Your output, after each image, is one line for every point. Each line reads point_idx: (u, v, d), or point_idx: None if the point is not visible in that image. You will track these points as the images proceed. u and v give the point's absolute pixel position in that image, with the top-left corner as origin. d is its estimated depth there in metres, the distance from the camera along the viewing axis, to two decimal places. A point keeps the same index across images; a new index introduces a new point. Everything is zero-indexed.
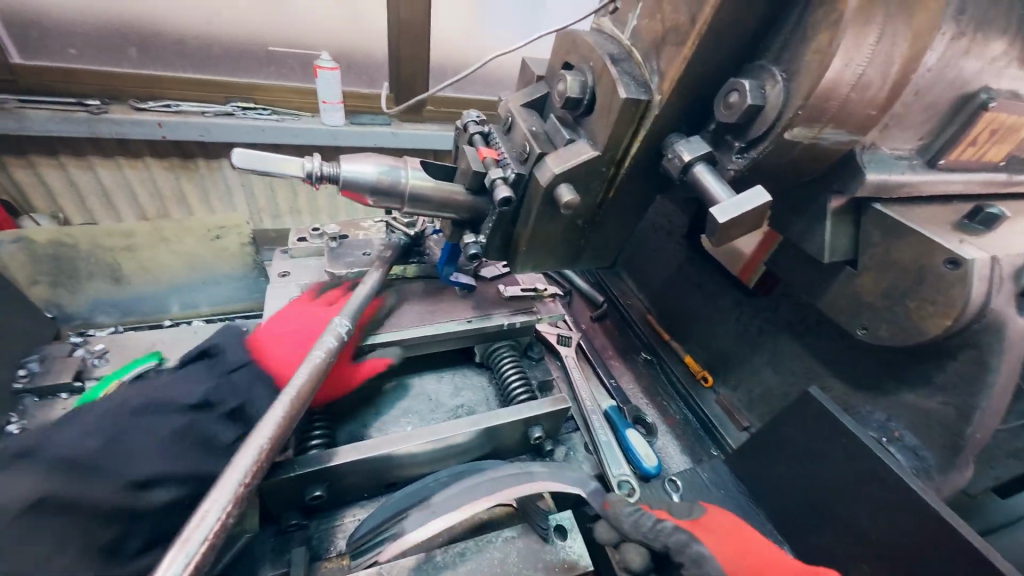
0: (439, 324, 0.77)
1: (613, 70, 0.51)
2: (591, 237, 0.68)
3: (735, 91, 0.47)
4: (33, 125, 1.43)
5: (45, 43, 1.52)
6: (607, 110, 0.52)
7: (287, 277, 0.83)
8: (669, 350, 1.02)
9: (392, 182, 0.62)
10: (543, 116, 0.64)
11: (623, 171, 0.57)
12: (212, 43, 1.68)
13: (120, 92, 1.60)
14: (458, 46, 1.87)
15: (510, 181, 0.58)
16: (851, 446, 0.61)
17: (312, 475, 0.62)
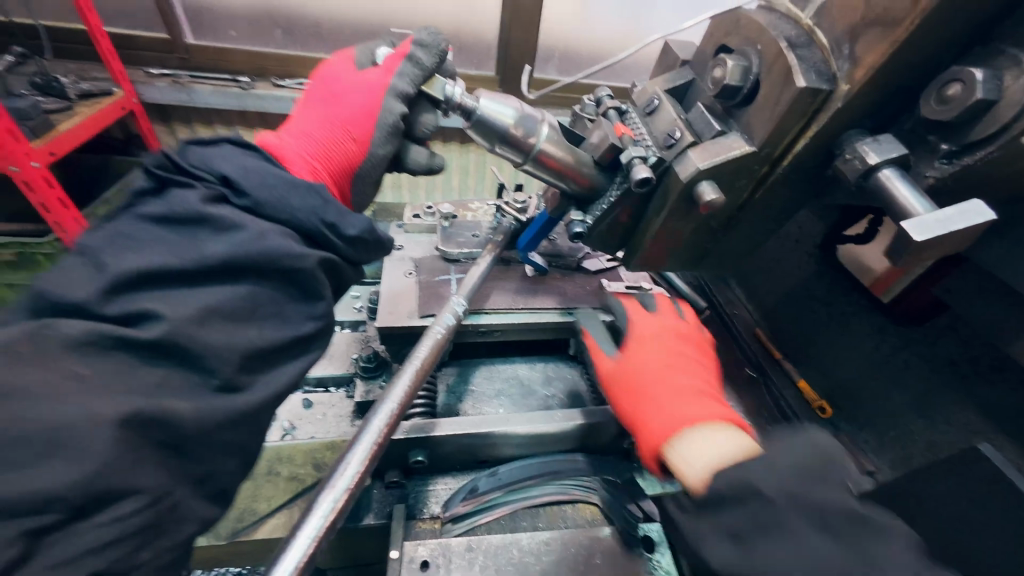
0: (541, 313, 0.77)
1: (790, 55, 0.45)
2: (722, 240, 0.62)
3: (958, 82, 0.40)
4: (198, 98, 1.68)
5: (213, 25, 1.76)
6: (774, 101, 0.47)
7: (402, 251, 0.88)
8: (780, 371, 0.91)
9: (526, 132, 0.54)
10: (685, 106, 0.59)
11: (779, 171, 0.51)
12: (343, 25, 1.81)
13: (265, 69, 1.80)
14: (570, 28, 1.82)
15: (649, 164, 0.54)
16: None
17: (416, 441, 0.66)
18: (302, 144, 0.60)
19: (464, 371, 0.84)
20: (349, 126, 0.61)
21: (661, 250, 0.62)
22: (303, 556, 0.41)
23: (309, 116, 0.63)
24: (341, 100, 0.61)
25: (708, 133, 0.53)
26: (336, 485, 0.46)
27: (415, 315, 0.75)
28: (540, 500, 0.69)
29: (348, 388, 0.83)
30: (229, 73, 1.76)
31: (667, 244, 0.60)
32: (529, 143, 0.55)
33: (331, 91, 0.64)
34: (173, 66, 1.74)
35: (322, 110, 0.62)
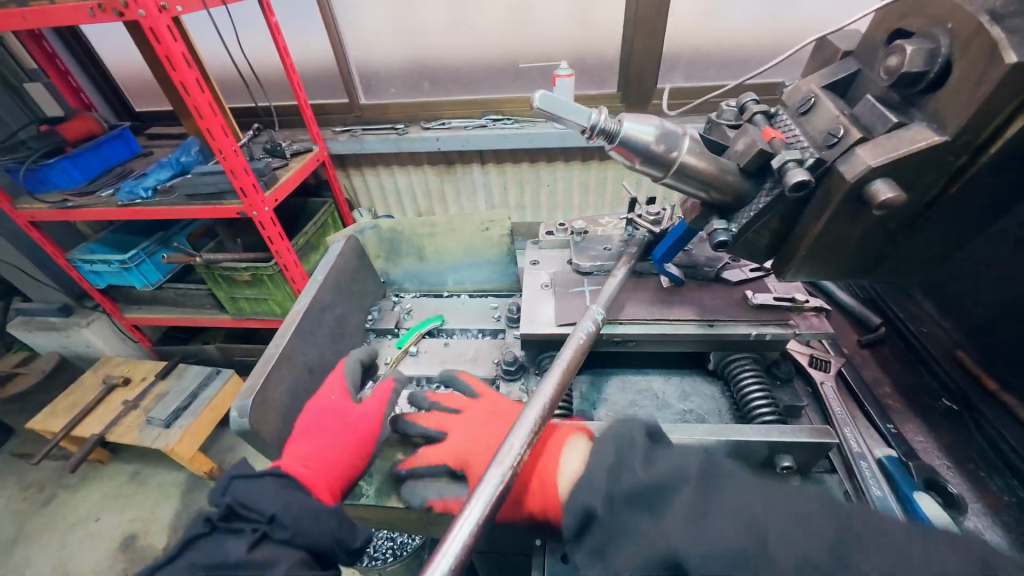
0: (675, 324, 0.76)
1: (996, 29, 0.39)
2: (904, 243, 0.55)
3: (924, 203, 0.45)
4: (368, 146, 2.07)
5: (378, 85, 2.15)
6: (974, 83, 0.41)
7: (538, 265, 0.96)
8: (995, 405, 0.73)
9: (668, 148, 0.57)
10: (847, 100, 0.55)
11: (983, 160, 0.44)
12: (477, 68, 2.05)
13: (416, 116, 2.13)
14: (697, 32, 1.75)
15: (806, 165, 0.51)
16: None
17: (556, 440, 0.71)
18: (312, 464, 0.71)
19: (598, 380, 0.87)
20: (358, 459, 0.74)
21: (821, 258, 0.57)
22: (478, 519, 0.48)
23: (315, 441, 0.74)
24: (353, 432, 0.75)
25: (882, 127, 0.48)
26: (502, 463, 0.53)
27: (553, 324, 0.81)
28: None
29: (490, 388, 0.93)
30: (390, 123, 2.14)
31: (829, 251, 0.56)
32: (672, 157, 0.57)
33: (330, 415, 0.77)
34: (351, 123, 2.17)
35: (337, 441, 0.73)
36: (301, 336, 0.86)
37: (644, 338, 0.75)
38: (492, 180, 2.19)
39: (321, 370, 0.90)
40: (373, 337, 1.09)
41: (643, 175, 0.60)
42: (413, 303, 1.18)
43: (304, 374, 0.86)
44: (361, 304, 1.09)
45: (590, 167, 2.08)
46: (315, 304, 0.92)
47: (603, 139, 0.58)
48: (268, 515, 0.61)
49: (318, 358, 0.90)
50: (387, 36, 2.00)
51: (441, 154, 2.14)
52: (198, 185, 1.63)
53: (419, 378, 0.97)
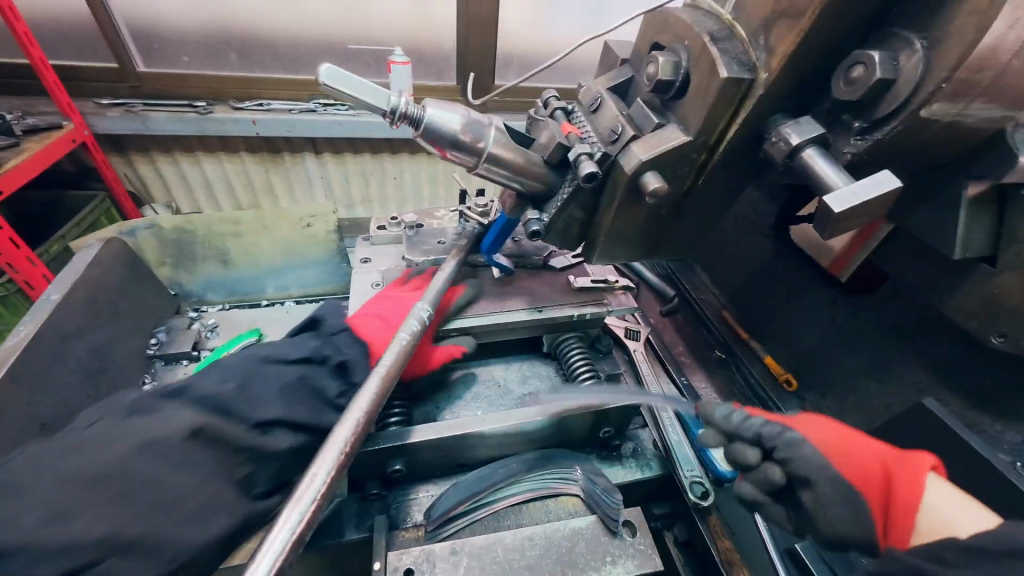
0: (507, 313, 0.79)
1: (713, 49, 0.47)
2: (674, 227, 0.64)
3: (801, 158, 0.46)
4: (153, 126, 1.64)
5: (164, 51, 1.72)
6: (703, 93, 0.49)
7: (369, 263, 0.88)
8: (748, 350, 0.93)
9: (474, 136, 0.56)
10: (626, 101, 0.62)
11: (716, 157, 0.53)
12: (298, 43, 1.80)
13: (221, 92, 1.76)
14: (527, 37, 1.85)
15: (595, 158, 0.56)
16: (977, 472, 0.55)
17: (393, 450, 0.66)
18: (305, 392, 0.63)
19: (440, 378, 0.84)
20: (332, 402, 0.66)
21: (616, 244, 0.64)
22: (268, 570, 0.42)
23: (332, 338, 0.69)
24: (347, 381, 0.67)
25: (648, 126, 0.55)
26: (303, 497, 0.46)
27: None
28: (521, 497, 0.70)
29: None
30: (185, 99, 1.74)
31: (622, 235, 0.63)
32: (478, 147, 0.56)
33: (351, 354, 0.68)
34: (125, 96, 1.70)
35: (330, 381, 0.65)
36: (21, 380, 0.62)
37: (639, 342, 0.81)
38: (330, 171, 1.97)
39: (68, 420, 0.67)
40: (162, 365, 0.85)
41: (455, 164, 0.59)
42: (219, 317, 0.97)
43: (32, 430, 0.62)
44: (141, 327, 0.86)
45: (437, 160, 2.05)
46: (49, 331, 0.67)
47: (408, 125, 0.55)
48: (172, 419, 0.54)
49: (62, 407, 0.66)
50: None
51: (262, 140, 1.83)
52: None
53: None
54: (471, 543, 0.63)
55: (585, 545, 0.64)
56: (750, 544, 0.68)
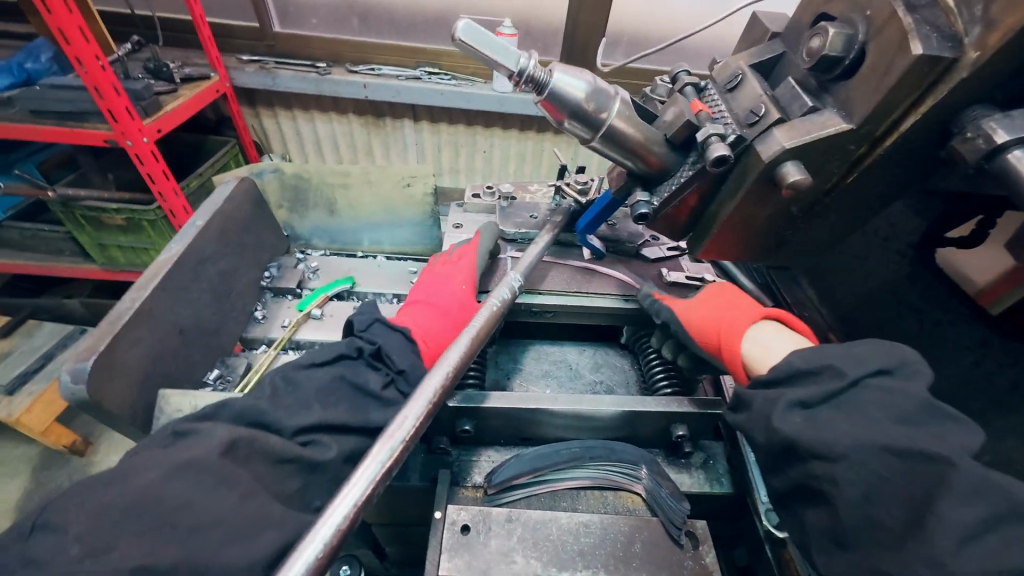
0: (592, 298, 0.77)
1: (907, 20, 0.40)
2: (802, 229, 0.57)
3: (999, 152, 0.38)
4: (281, 82, 1.81)
5: (296, 13, 1.86)
6: (881, 74, 0.42)
7: (460, 229, 0.90)
8: None
9: (598, 107, 0.53)
10: (770, 81, 0.56)
11: (880, 152, 0.46)
12: (414, 11, 1.85)
13: (340, 55, 1.88)
14: (642, 10, 1.73)
15: (728, 141, 0.51)
16: None
17: (464, 411, 0.68)
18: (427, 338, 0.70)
19: (514, 351, 0.85)
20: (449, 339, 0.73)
21: (730, 239, 0.58)
22: (359, 496, 0.44)
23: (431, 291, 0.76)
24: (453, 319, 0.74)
25: (797, 110, 0.49)
26: (392, 437, 0.49)
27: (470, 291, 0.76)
28: (581, 483, 0.69)
29: None
30: (309, 60, 1.88)
31: (739, 230, 0.57)
32: (599, 119, 0.54)
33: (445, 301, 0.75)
34: (261, 53, 1.88)
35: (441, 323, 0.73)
36: (168, 290, 0.72)
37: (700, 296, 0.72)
38: (426, 138, 2.04)
39: (199, 330, 0.77)
40: (271, 297, 0.95)
41: (571, 135, 0.57)
42: (321, 261, 1.06)
43: (173, 335, 0.72)
44: (259, 260, 0.96)
45: (529, 137, 2.03)
46: (191, 254, 0.77)
47: (532, 90, 0.53)
48: (397, 368, 0.64)
49: (194, 318, 0.76)
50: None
51: (370, 104, 1.94)
52: (46, 100, 1.31)
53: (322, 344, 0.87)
54: (527, 515, 0.63)
55: (643, 545, 0.61)
56: None
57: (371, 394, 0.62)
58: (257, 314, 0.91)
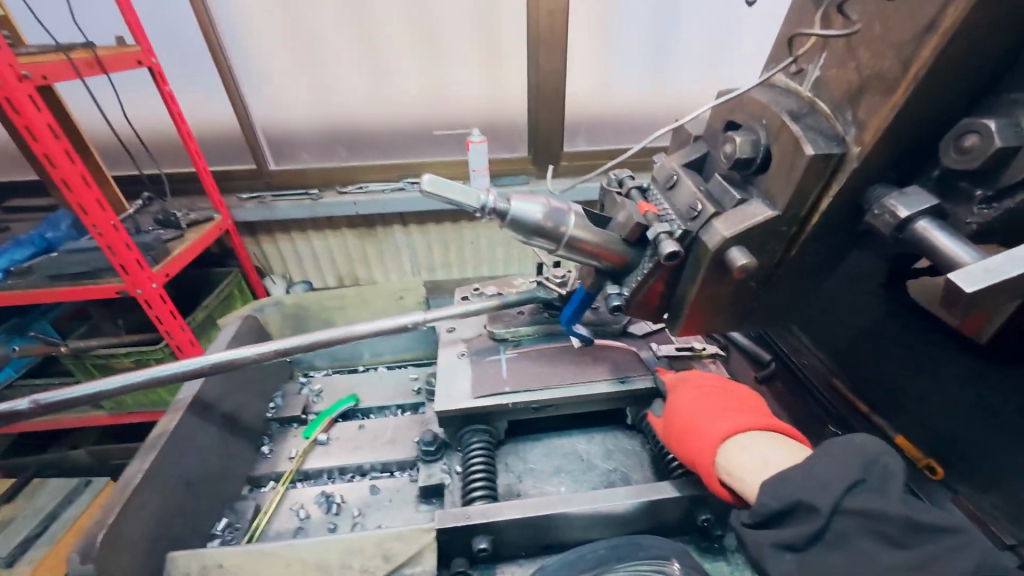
0: (588, 384, 0.79)
1: (795, 128, 0.47)
2: (765, 298, 0.61)
3: (889, 210, 0.44)
4: (278, 212, 1.96)
5: (290, 151, 2.05)
6: (787, 170, 0.48)
7: (454, 332, 0.94)
8: (869, 426, 0.79)
9: (555, 224, 0.60)
10: (704, 175, 0.63)
11: (809, 229, 0.51)
12: (392, 134, 2.04)
13: (330, 180, 2.05)
14: (595, 102, 1.92)
15: (676, 236, 0.56)
16: None
17: (479, 526, 0.65)
18: None
19: (520, 449, 0.84)
20: None
21: (703, 316, 0.62)
22: None
23: None
24: None
25: (730, 202, 0.55)
26: None
27: (469, 397, 0.79)
28: None
29: (410, 473, 0.87)
30: (301, 188, 2.05)
31: (709, 307, 0.61)
32: (560, 233, 0.61)
33: None
34: (260, 189, 2.05)
35: None
36: (177, 443, 0.74)
37: (687, 390, 0.70)
38: (416, 240, 2.17)
39: (208, 478, 0.77)
40: (277, 427, 0.97)
41: (537, 249, 0.63)
42: (324, 382, 1.08)
43: (180, 490, 0.72)
44: (266, 391, 0.99)
45: None
46: (198, 400, 0.80)
47: (496, 218, 0.60)
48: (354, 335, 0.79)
49: (202, 467, 0.77)
50: (296, 102, 1.92)
51: (361, 217, 2.10)
52: (63, 265, 1.42)
53: (330, 470, 0.88)
54: None
55: None
56: None
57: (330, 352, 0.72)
58: (264, 449, 0.92)
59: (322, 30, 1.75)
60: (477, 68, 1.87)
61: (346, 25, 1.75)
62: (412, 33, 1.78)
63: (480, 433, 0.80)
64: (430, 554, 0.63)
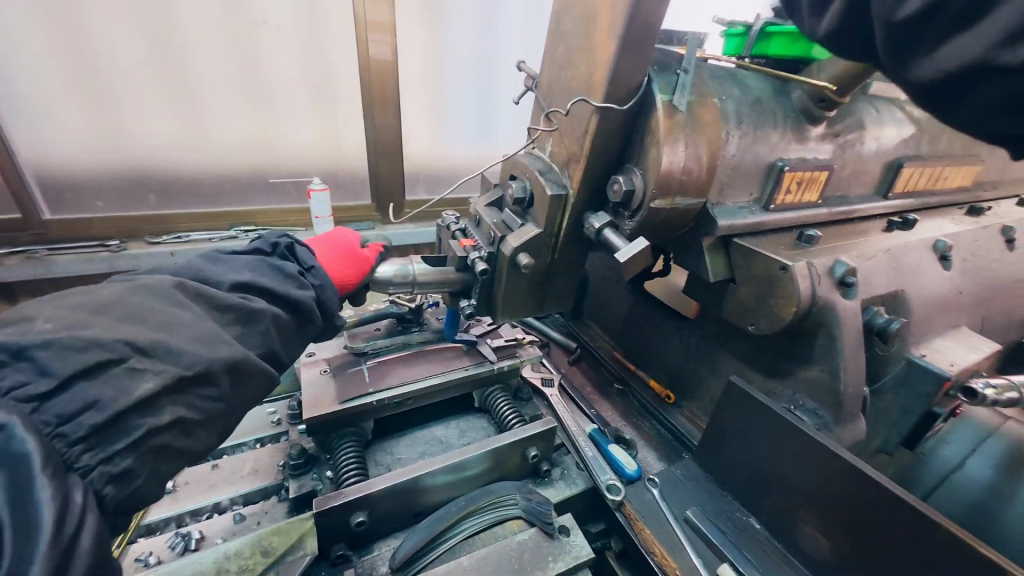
0: (440, 376, 0.97)
1: (541, 179, 0.79)
2: (549, 288, 0.91)
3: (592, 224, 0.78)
4: (57, 269, 1.53)
5: (75, 198, 1.62)
6: (541, 203, 0.80)
7: (314, 355, 1.02)
8: (636, 379, 1.24)
9: (403, 275, 0.87)
10: (502, 210, 0.92)
11: (561, 239, 0.83)
12: (220, 180, 1.79)
13: (135, 231, 1.71)
14: (431, 157, 2.13)
15: (484, 259, 0.84)
16: (774, 420, 0.82)
17: (353, 503, 0.75)
18: None
19: (387, 446, 0.96)
20: None
21: (512, 303, 0.88)
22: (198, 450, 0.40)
23: None
24: None
25: (515, 225, 0.84)
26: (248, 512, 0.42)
27: (334, 403, 0.88)
28: (471, 529, 0.81)
29: (277, 495, 0.89)
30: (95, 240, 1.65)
31: (515, 296, 0.87)
32: (408, 278, 0.88)
33: None
34: (24, 243, 1.58)
35: None
36: None
37: None
38: None
39: None
40: None
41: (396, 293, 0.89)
42: None
43: None
44: None
45: None
46: None
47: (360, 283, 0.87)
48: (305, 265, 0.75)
49: None
50: (76, 141, 1.55)
51: None
52: None
53: (181, 515, 0.84)
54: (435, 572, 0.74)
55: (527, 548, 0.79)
56: (657, 520, 0.89)
57: (291, 275, 0.71)
58: None
59: (109, 57, 1.48)
60: (310, 115, 1.81)
61: (146, 60, 1.52)
62: (237, 79, 1.66)
63: (348, 436, 0.90)
64: (312, 539, 0.72)
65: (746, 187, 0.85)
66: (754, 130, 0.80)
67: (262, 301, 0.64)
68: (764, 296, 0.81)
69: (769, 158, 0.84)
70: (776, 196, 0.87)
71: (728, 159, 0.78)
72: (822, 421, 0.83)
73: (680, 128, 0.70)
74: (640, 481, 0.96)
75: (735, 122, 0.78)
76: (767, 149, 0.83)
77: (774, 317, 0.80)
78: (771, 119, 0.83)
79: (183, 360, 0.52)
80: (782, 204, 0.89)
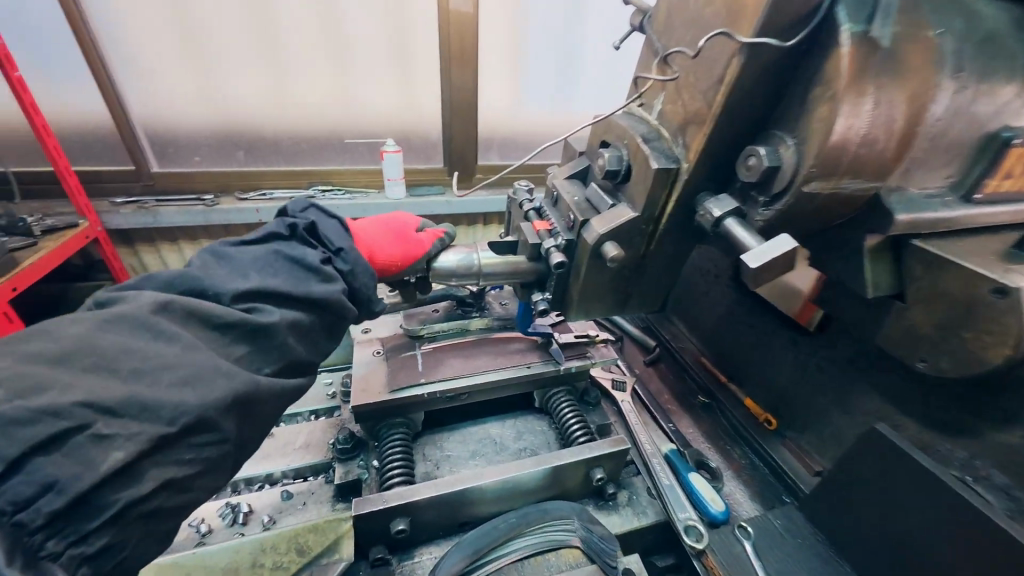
0: (499, 372, 0.86)
1: (644, 147, 0.60)
2: (637, 283, 0.73)
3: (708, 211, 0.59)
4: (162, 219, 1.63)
5: (176, 153, 1.71)
6: (641, 180, 0.61)
7: (370, 332, 0.96)
8: (727, 393, 1.03)
9: (466, 266, 0.78)
10: (586, 184, 0.75)
11: (661, 227, 0.64)
12: (299, 139, 1.78)
13: (226, 186, 1.77)
14: (509, 118, 1.95)
15: (561, 248, 0.68)
16: (940, 494, 0.60)
17: (396, 509, 0.68)
18: None
19: (437, 439, 0.89)
20: None
21: (589, 300, 0.73)
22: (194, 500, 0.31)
23: None
24: None
25: (603, 206, 0.67)
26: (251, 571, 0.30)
27: (384, 391, 0.81)
28: (521, 553, 0.70)
29: (324, 475, 0.86)
30: (194, 194, 1.72)
31: (595, 292, 0.72)
32: (472, 267, 0.78)
33: None
34: (137, 193, 1.70)
35: None
36: None
37: None
38: None
39: None
40: None
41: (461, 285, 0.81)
42: None
43: None
44: None
45: None
46: None
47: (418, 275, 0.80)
48: (332, 249, 0.67)
49: None
50: (179, 96, 1.60)
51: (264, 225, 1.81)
52: None
53: (236, 483, 0.83)
54: None
55: None
56: None
57: (312, 269, 0.63)
58: None
59: (200, 10, 1.48)
60: (388, 71, 1.72)
61: (233, 13, 1.50)
62: (320, 31, 1.59)
63: (397, 427, 0.83)
64: (347, 541, 0.68)
65: (946, 168, 0.59)
66: (979, 82, 0.54)
67: (271, 312, 0.58)
68: (954, 327, 0.57)
69: (992, 124, 0.57)
70: (990, 182, 0.60)
71: (931, 126, 0.54)
72: (1016, 505, 0.60)
73: (870, 76, 0.47)
74: (727, 526, 0.80)
75: (951, 69, 0.52)
76: (992, 111, 0.56)
77: (966, 358, 0.57)
78: (1010, 65, 0.55)
79: (165, 417, 0.47)
80: (997, 193, 0.61)
